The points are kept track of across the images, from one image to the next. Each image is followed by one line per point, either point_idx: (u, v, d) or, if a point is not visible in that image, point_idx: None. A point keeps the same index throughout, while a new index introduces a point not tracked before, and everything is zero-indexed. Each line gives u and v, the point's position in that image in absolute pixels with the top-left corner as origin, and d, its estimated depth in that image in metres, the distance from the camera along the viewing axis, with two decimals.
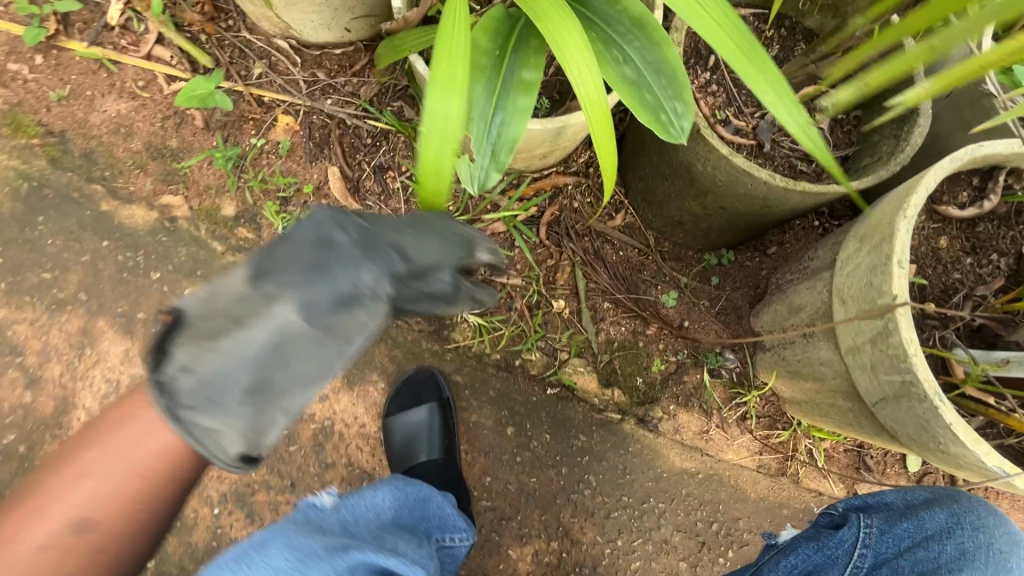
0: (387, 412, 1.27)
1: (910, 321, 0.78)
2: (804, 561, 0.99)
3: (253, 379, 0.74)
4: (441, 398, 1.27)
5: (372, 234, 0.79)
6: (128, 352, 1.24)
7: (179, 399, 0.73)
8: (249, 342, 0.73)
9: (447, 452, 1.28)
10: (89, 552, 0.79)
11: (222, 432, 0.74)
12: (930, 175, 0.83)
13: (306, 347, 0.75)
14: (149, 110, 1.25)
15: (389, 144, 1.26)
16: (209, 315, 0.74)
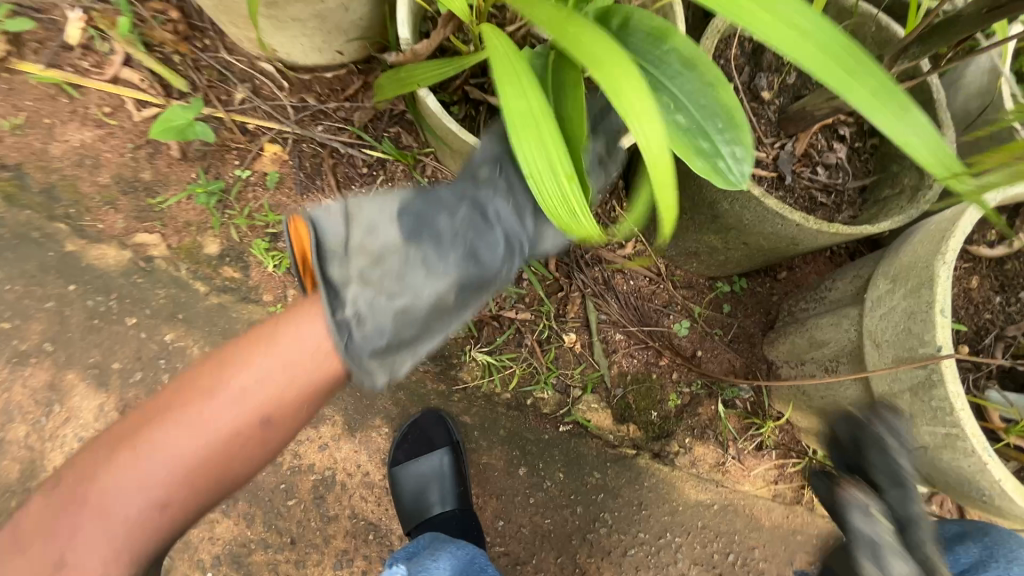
0: (393, 460, 1.21)
1: (955, 373, 0.76)
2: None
3: (414, 308, 0.75)
4: (453, 441, 1.22)
5: None
6: (103, 407, 1.12)
7: (347, 314, 0.73)
8: (420, 271, 0.75)
9: (461, 499, 1.23)
10: (246, 444, 0.74)
11: (375, 357, 0.75)
12: (966, 218, 0.81)
13: (462, 282, 0.78)
14: (118, 139, 1.13)
15: (387, 173, 1.17)
16: (384, 239, 0.76)
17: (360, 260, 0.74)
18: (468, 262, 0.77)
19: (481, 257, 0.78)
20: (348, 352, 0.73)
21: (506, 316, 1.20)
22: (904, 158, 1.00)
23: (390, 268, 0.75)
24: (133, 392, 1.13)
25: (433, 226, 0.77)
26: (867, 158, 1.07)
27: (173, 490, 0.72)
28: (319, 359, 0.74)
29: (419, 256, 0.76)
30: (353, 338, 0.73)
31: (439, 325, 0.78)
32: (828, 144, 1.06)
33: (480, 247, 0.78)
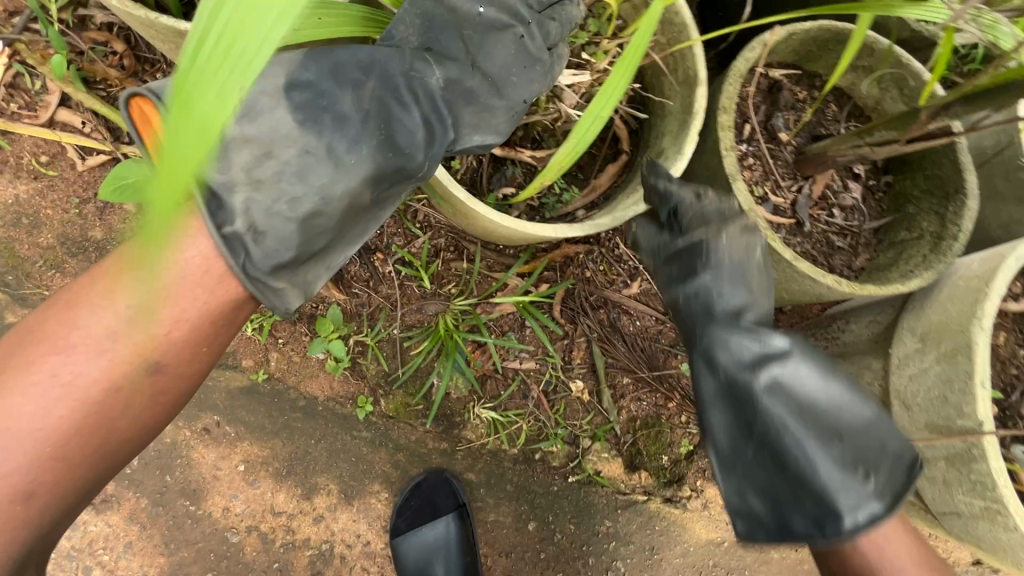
0: (395, 529, 1.15)
1: (997, 448, 0.73)
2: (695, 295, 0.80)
3: (319, 214, 0.66)
4: (459, 505, 1.17)
5: (448, 54, 0.72)
6: None
7: (239, 231, 0.62)
8: (321, 167, 0.65)
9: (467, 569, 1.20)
10: (111, 411, 0.64)
11: (284, 278, 0.67)
12: (999, 281, 0.78)
13: (374, 182, 0.69)
14: (59, 192, 0.99)
15: None
16: (265, 131, 0.63)
17: (243, 155, 0.62)
18: (382, 154, 0.68)
19: (395, 145, 0.69)
20: (252, 281, 0.64)
21: (510, 368, 1.13)
22: (922, 200, 0.96)
23: (286, 164, 0.63)
24: None
25: (331, 108, 0.66)
26: (880, 196, 1.03)
27: (31, 471, 0.62)
28: (212, 287, 0.64)
29: (320, 150, 0.65)
30: (250, 254, 0.63)
31: (352, 227, 0.71)
32: (843, 184, 1.02)
33: (393, 135, 0.69)
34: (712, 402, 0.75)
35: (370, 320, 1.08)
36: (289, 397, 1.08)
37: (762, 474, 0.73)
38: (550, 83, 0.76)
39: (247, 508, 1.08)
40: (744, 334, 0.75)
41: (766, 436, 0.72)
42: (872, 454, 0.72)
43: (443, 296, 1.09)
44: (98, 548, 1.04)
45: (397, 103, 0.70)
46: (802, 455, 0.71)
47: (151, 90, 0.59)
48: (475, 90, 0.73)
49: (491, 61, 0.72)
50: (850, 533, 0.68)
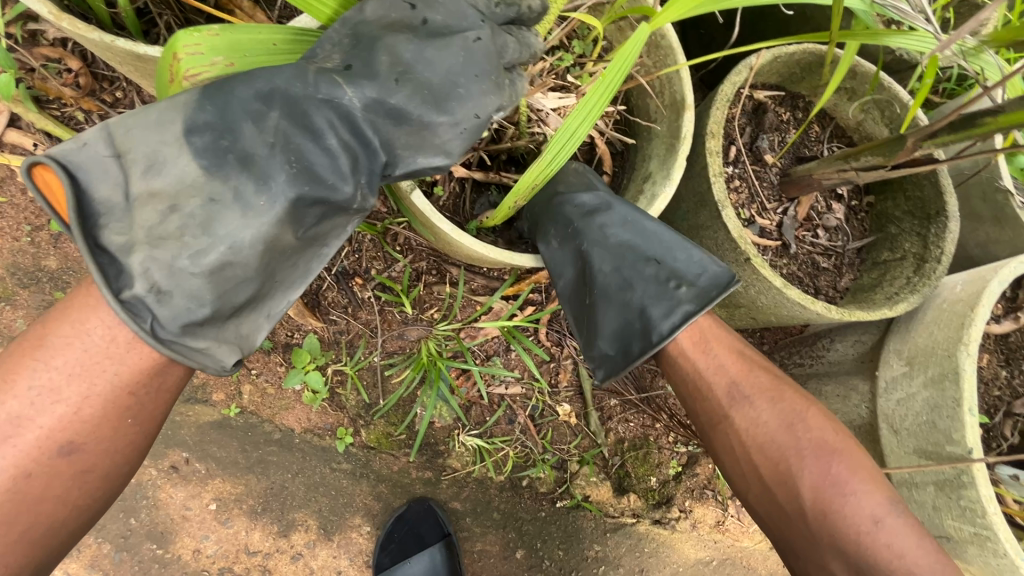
0: (379, 564, 1.11)
1: (987, 475, 0.74)
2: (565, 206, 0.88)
3: (229, 264, 0.60)
4: (445, 535, 1.14)
5: (373, 67, 0.62)
6: None
7: (144, 294, 0.58)
8: (228, 216, 0.59)
9: None
10: (27, 502, 0.59)
11: (210, 337, 0.62)
12: (982, 308, 0.79)
13: (295, 223, 0.63)
14: (8, 218, 0.92)
15: (353, 245, 1.01)
16: (160, 182, 0.58)
17: (146, 212, 0.57)
18: (300, 191, 0.61)
19: (313, 177, 0.62)
20: (174, 350, 0.60)
21: (496, 393, 1.10)
22: (905, 221, 0.97)
23: (189, 217, 0.58)
24: None
25: (234, 148, 0.60)
26: (862, 217, 1.04)
27: None
28: (122, 353, 0.62)
29: (225, 197, 0.59)
30: (157, 316, 0.59)
31: (280, 270, 0.65)
32: (826, 205, 1.02)
33: (308, 167, 0.62)
34: (559, 271, 0.85)
35: (349, 348, 1.03)
36: (263, 431, 1.03)
37: (600, 320, 0.81)
38: (504, 93, 0.65)
39: (220, 549, 1.02)
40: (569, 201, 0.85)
41: (595, 284, 0.82)
42: (685, 268, 0.79)
43: (425, 321, 1.06)
44: None
45: (309, 134, 0.62)
46: (622, 286, 0.81)
47: (44, 156, 0.54)
48: (406, 107, 0.63)
49: (432, 70, 0.62)
50: (668, 336, 0.75)
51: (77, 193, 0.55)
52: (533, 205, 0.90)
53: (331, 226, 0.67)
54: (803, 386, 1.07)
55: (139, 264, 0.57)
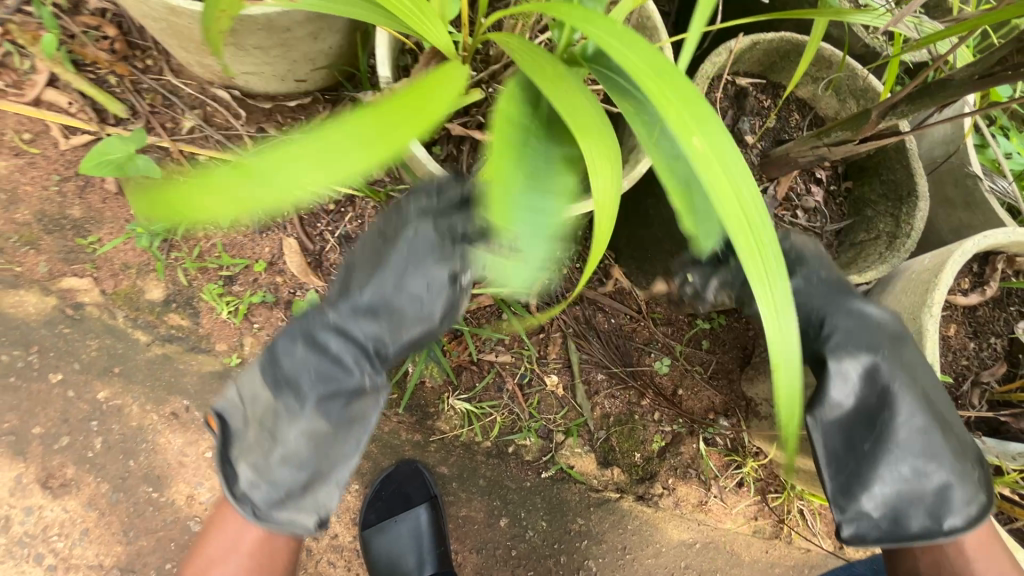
0: (365, 522, 1.14)
1: (952, 423, 0.79)
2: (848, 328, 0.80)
3: (298, 450, 0.79)
4: (431, 496, 1.16)
5: (347, 289, 0.80)
6: (21, 478, 0.99)
7: (245, 490, 0.79)
8: (287, 419, 0.79)
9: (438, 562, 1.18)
10: None
11: (293, 507, 0.80)
12: (950, 269, 0.82)
13: (327, 411, 0.80)
14: (40, 169, 0.99)
15: (356, 210, 1.08)
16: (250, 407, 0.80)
17: (248, 433, 0.81)
18: (327, 392, 0.79)
19: (331, 378, 0.79)
20: (270, 524, 0.79)
21: (486, 360, 1.14)
22: (880, 202, 1.01)
23: (267, 427, 0.79)
24: (59, 460, 1.00)
25: (281, 372, 0.79)
26: (841, 201, 1.08)
27: None
28: (245, 529, 0.84)
29: (282, 408, 0.79)
30: (255, 503, 0.79)
31: (334, 448, 0.81)
32: (806, 188, 1.07)
33: (326, 371, 0.79)
34: (842, 398, 0.79)
35: None
36: None
37: (877, 473, 0.78)
38: (453, 262, 0.77)
39: (212, 496, 1.05)
40: (863, 323, 0.81)
41: (887, 434, 0.78)
42: (957, 438, 0.80)
43: None
44: (51, 535, 0.99)
45: (322, 351, 0.79)
46: (924, 451, 0.78)
47: (209, 410, 0.81)
48: (376, 303, 0.79)
49: (383, 274, 0.78)
50: (959, 526, 0.77)
51: (221, 430, 0.80)
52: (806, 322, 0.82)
53: (360, 409, 0.81)
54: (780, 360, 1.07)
55: (242, 470, 0.80)
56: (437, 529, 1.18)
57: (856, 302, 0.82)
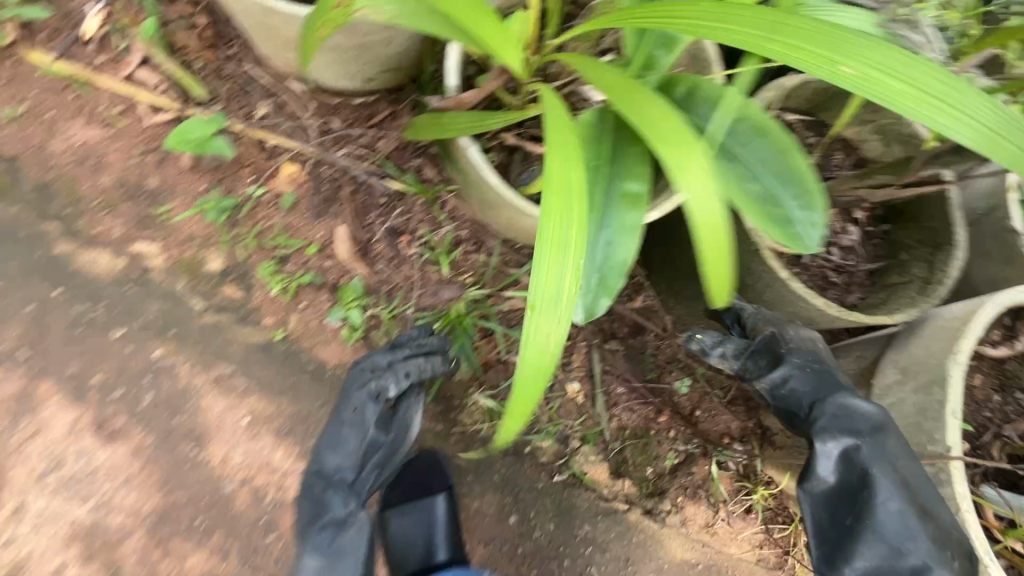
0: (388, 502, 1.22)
1: (961, 475, 0.82)
2: (834, 404, 0.88)
3: None
4: (448, 485, 1.20)
5: (321, 441, 1.06)
6: (77, 422, 1.07)
7: None
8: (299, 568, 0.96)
9: (453, 551, 1.18)
10: None
11: None
12: (981, 318, 0.85)
13: (321, 549, 0.96)
14: (125, 141, 1.08)
15: (406, 206, 1.15)
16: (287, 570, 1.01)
17: None
18: (316, 529, 0.98)
19: (316, 519, 0.99)
20: None
21: (512, 360, 1.19)
22: (917, 248, 1.02)
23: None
24: (112, 409, 1.08)
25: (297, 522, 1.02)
26: (877, 243, 1.10)
27: None
28: None
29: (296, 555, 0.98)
30: None
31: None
32: (843, 226, 1.10)
33: (315, 514, 0.99)
34: (826, 472, 0.86)
35: (389, 297, 1.14)
36: (301, 359, 1.14)
37: (856, 550, 0.83)
38: (372, 386, 1.05)
39: (246, 460, 1.12)
40: (844, 408, 0.88)
41: (868, 509, 0.83)
42: (950, 522, 0.80)
43: (459, 284, 1.17)
44: (98, 478, 1.07)
45: (310, 499, 1.01)
46: (904, 533, 0.80)
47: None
48: (329, 440, 1.05)
49: (338, 420, 1.06)
50: None
51: None
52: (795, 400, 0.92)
53: (346, 540, 0.97)
54: None
55: None
56: (451, 525, 1.19)
57: (845, 392, 0.89)
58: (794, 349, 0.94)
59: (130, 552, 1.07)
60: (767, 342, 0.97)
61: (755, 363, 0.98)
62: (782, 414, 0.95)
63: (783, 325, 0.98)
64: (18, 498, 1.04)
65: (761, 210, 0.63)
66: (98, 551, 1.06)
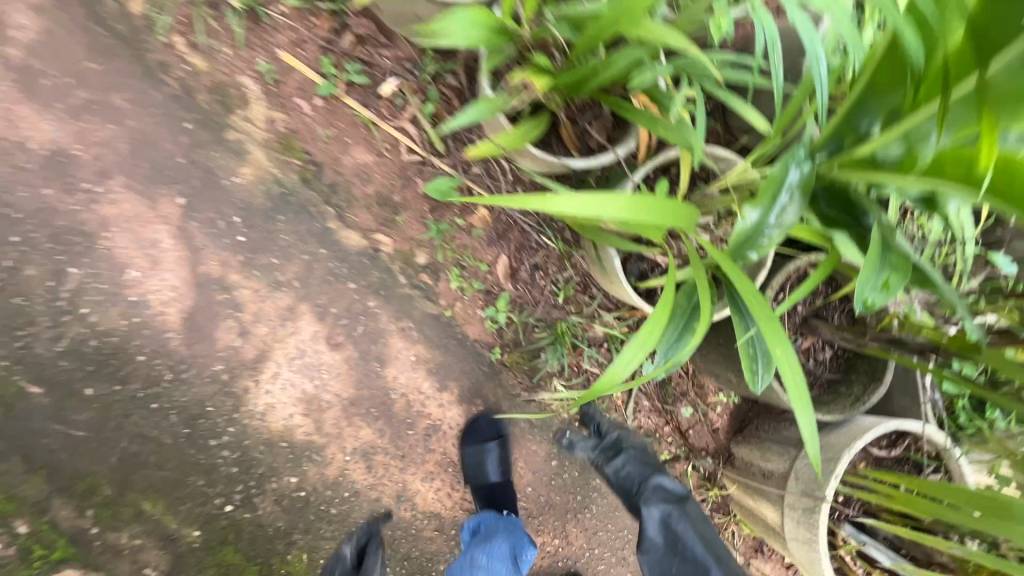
0: (464, 438, 1.81)
1: (826, 510, 1.41)
2: (656, 487, 1.63)
3: None
4: (503, 434, 1.82)
5: None
6: (317, 332, 1.71)
7: None
8: None
9: (504, 474, 1.81)
10: None
11: None
12: (874, 432, 1.42)
13: None
14: (387, 167, 1.66)
15: (546, 253, 1.73)
16: None
17: None
18: None
19: None
20: None
21: (584, 367, 1.82)
22: (862, 378, 1.61)
23: None
24: (338, 330, 1.72)
25: None
26: (841, 361, 1.69)
27: None
28: None
29: None
30: None
31: None
32: (822, 346, 1.67)
33: None
34: (653, 533, 1.56)
35: (521, 307, 1.76)
36: (455, 330, 1.78)
37: None
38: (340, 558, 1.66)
39: (407, 382, 1.78)
40: (660, 487, 1.63)
41: (683, 555, 1.52)
42: (723, 556, 1.52)
43: (566, 310, 1.77)
44: (322, 369, 1.73)
45: None
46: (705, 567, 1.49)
47: None
48: None
49: None
50: None
51: None
52: (636, 486, 1.66)
53: None
54: (762, 442, 1.74)
55: None
56: (503, 462, 1.80)
57: (659, 475, 1.66)
58: (630, 447, 1.73)
59: (330, 416, 1.75)
60: (615, 441, 1.74)
61: (607, 455, 1.73)
62: (626, 497, 1.68)
63: (621, 432, 1.78)
64: (276, 368, 1.71)
65: (749, 362, 1.20)
66: (313, 411, 1.73)
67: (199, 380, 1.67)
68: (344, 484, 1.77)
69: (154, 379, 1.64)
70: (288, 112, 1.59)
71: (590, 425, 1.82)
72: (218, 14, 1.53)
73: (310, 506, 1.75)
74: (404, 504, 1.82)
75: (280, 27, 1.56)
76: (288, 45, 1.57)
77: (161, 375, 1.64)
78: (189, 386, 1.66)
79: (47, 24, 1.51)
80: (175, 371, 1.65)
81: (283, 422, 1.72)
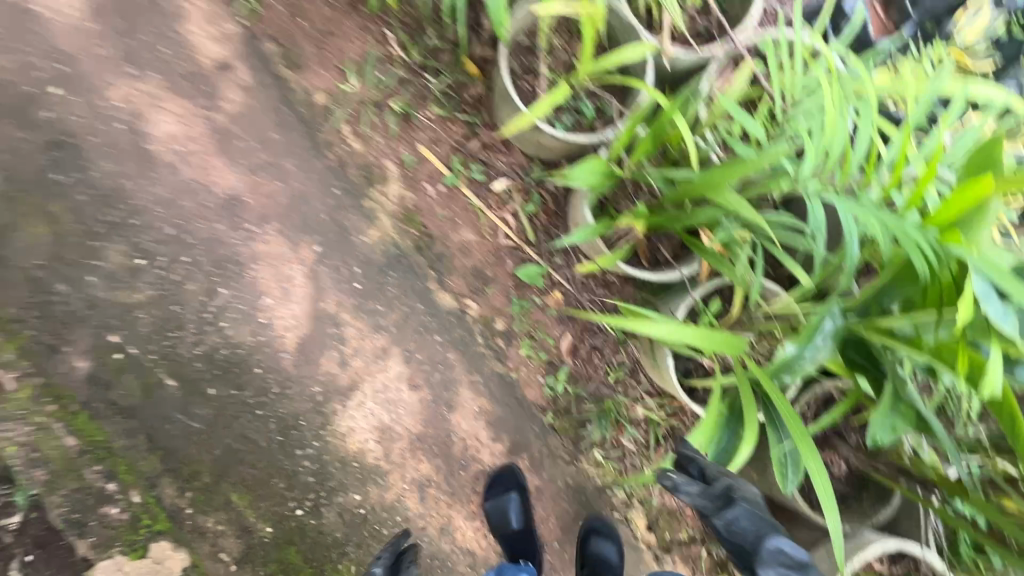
0: (491, 484, 2.03)
1: None
2: (778, 550, 1.44)
3: None
4: (521, 484, 2.02)
5: None
6: (401, 372, 2.02)
7: None
8: None
9: (524, 524, 2.00)
10: None
11: None
12: (877, 547, 1.60)
13: None
14: (485, 246, 2.00)
15: (605, 337, 2.03)
16: None
17: None
18: None
19: None
20: None
21: (622, 442, 2.06)
22: (871, 497, 1.82)
23: None
24: (419, 373, 2.02)
25: None
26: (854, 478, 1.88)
27: None
28: None
29: None
30: None
31: None
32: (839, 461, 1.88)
33: None
34: None
35: (575, 380, 2.04)
36: (516, 390, 2.05)
37: None
38: None
39: (468, 427, 2.05)
40: (780, 551, 1.45)
41: None
42: None
43: (614, 389, 2.04)
44: (399, 404, 2.01)
45: None
46: None
47: None
48: None
49: None
50: None
51: None
52: (739, 531, 1.49)
53: None
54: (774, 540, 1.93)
55: None
56: (525, 512, 2.00)
57: (776, 535, 1.47)
58: (742, 497, 1.51)
59: (398, 447, 2.02)
60: (727, 490, 1.50)
61: (717, 504, 1.50)
62: (732, 548, 1.52)
63: (730, 478, 1.53)
64: (363, 398, 2.00)
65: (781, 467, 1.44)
66: (386, 440, 2.01)
67: (299, 397, 1.97)
68: (398, 509, 2.01)
69: (264, 390, 1.96)
70: (417, 192, 1.98)
71: (689, 467, 1.60)
72: (380, 112, 1.95)
73: (367, 523, 1.99)
74: (446, 537, 2.05)
75: (425, 128, 1.96)
76: (427, 142, 1.96)
77: (270, 387, 1.96)
78: (290, 400, 1.97)
79: (249, 101, 1.94)
80: (282, 386, 1.97)
81: (359, 444, 2.00)
